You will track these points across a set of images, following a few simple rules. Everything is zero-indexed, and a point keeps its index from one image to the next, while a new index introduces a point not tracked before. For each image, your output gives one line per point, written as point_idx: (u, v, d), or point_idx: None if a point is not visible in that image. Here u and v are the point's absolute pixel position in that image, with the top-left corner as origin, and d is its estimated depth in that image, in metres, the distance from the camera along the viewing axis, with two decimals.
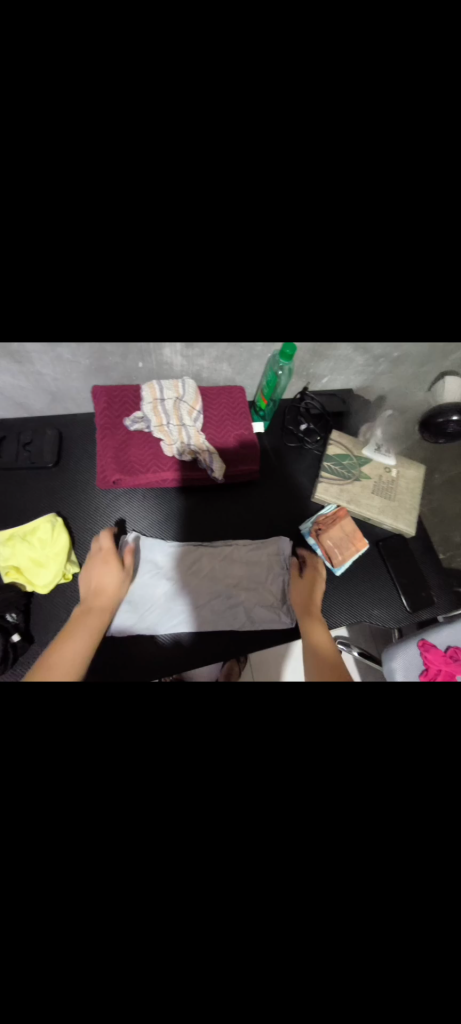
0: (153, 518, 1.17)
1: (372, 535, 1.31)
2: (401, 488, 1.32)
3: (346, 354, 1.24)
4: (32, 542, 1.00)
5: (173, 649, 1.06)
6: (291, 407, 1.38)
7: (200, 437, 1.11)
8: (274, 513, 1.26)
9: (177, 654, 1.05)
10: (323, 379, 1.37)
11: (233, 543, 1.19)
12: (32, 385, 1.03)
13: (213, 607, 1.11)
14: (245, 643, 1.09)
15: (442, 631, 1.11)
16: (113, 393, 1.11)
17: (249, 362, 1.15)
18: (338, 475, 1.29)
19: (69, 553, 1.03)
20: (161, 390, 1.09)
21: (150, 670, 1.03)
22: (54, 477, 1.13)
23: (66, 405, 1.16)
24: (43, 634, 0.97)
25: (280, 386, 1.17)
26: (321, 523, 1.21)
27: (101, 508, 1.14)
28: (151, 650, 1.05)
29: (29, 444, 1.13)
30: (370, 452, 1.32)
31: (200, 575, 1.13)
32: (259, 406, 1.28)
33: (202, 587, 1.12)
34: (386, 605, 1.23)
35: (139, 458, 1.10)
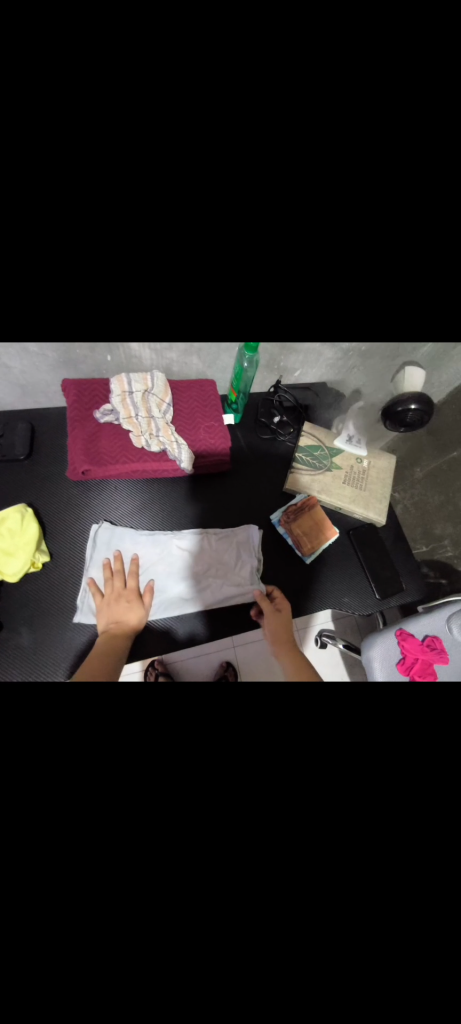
0: (125, 510, 1.19)
1: (343, 525, 1.33)
2: (372, 478, 1.34)
3: (315, 346, 1.26)
4: (1, 532, 1.02)
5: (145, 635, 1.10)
6: (264, 400, 1.40)
7: (170, 430, 1.13)
8: (246, 504, 1.29)
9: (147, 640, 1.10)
10: (295, 371, 1.39)
11: (202, 530, 1.21)
12: (1, 379, 1.05)
13: (183, 593, 1.14)
14: (213, 624, 1.16)
15: (420, 622, 1.11)
16: (82, 386, 1.13)
17: (218, 355, 1.17)
18: (310, 466, 1.31)
19: (38, 543, 1.05)
20: (130, 382, 1.11)
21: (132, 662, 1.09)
22: (26, 470, 1.15)
23: (37, 399, 1.18)
24: (12, 622, 0.99)
25: (247, 378, 1.19)
26: (290, 513, 1.23)
27: (73, 500, 1.16)
28: None
29: (0, 437, 1.15)
30: (341, 443, 1.34)
31: (170, 564, 1.15)
32: (231, 400, 1.31)
33: (173, 576, 1.15)
34: (358, 593, 1.26)
35: (109, 450, 1.11)
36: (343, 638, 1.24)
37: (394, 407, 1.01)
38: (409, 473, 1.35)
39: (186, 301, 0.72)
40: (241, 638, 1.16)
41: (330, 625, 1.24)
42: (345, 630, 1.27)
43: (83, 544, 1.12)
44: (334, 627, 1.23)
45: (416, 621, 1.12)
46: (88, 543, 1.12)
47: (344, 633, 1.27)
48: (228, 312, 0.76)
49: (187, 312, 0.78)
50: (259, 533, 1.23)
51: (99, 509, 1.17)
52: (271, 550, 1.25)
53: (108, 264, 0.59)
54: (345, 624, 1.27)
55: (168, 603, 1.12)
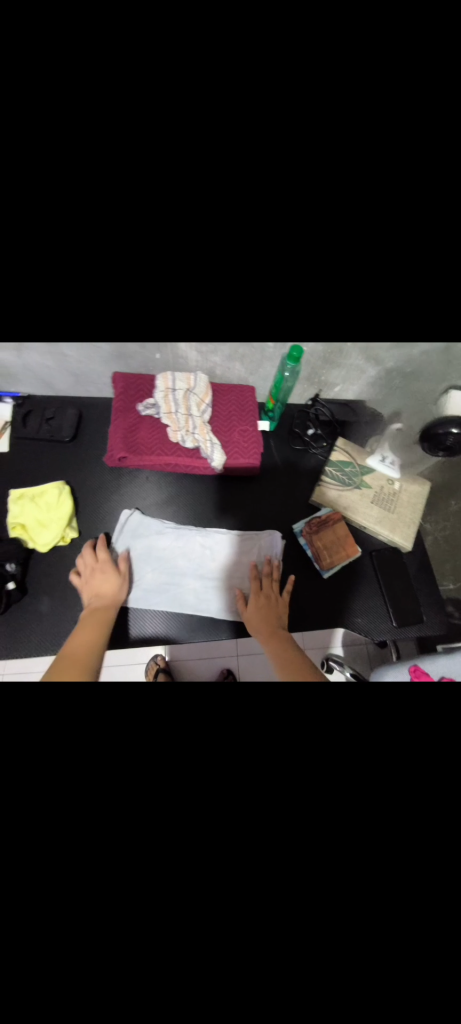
0: (152, 499, 1.24)
1: (366, 544, 1.29)
2: (402, 501, 1.30)
3: (358, 363, 1.27)
4: (39, 504, 1.10)
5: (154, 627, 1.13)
6: (300, 412, 1.42)
7: (205, 429, 1.18)
8: (269, 510, 1.29)
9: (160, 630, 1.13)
10: (335, 386, 1.40)
11: (224, 530, 1.23)
12: (60, 365, 1.15)
13: (197, 593, 1.16)
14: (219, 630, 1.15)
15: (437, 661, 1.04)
16: (130, 380, 1.20)
17: (260, 363, 1.21)
18: (338, 481, 1.30)
19: (70, 519, 1.12)
20: (174, 381, 1.17)
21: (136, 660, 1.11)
22: (68, 451, 1.24)
23: (88, 388, 1.27)
24: (35, 588, 1.05)
25: (287, 388, 1.22)
26: (312, 525, 1.22)
27: (106, 484, 1.22)
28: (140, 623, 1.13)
29: (51, 418, 1.25)
30: (374, 462, 1.32)
31: (189, 558, 1.19)
32: (268, 407, 1.34)
33: (191, 571, 1.17)
34: (374, 619, 1.21)
35: (146, 440, 1.17)
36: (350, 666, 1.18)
37: (433, 428, 0.99)
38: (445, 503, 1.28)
39: (234, 297, 0.77)
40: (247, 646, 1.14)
41: (338, 651, 1.18)
42: (354, 659, 1.20)
43: (109, 527, 1.17)
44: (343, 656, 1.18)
45: (433, 658, 1.05)
46: (114, 528, 1.18)
47: (352, 661, 1.19)
48: None
49: (233, 311, 0.83)
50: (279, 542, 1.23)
51: (128, 496, 1.22)
52: (288, 561, 1.23)
53: (166, 266, 0.67)
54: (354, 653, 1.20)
55: (180, 599, 1.15)
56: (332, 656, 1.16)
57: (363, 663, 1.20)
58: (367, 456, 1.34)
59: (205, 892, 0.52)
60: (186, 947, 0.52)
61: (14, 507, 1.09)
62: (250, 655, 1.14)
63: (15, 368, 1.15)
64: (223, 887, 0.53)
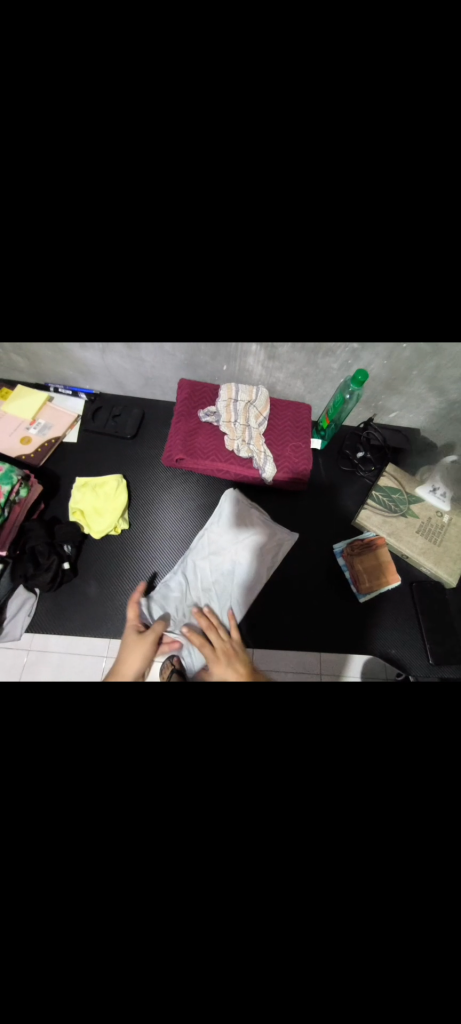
0: (199, 501, 1.28)
1: (406, 574, 1.27)
2: (450, 535, 1.26)
3: (419, 392, 1.27)
4: (98, 492, 1.18)
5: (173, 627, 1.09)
6: (352, 434, 1.43)
7: (260, 441, 1.22)
8: (310, 527, 1.30)
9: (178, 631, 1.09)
10: (390, 413, 1.40)
11: (256, 519, 1.20)
12: (134, 368, 1.24)
13: (220, 583, 1.14)
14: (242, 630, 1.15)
15: None
16: (195, 387, 1.27)
17: (321, 383, 1.25)
18: (384, 506, 1.29)
19: (124, 510, 1.19)
20: (237, 392, 1.23)
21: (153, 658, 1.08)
22: (128, 447, 1.32)
23: (154, 391, 1.36)
24: (84, 571, 1.12)
25: (345, 409, 1.24)
26: (354, 547, 1.21)
27: (159, 481, 1.29)
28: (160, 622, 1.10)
29: (117, 415, 1.35)
30: (424, 491, 1.30)
31: (207, 555, 1.16)
32: (321, 426, 1.36)
33: (218, 562, 1.14)
34: (405, 651, 1.18)
35: (202, 445, 1.23)
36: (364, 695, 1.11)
37: None
38: None
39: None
40: (262, 653, 1.14)
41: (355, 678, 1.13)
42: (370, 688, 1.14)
43: (157, 522, 1.23)
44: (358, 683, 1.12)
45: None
46: (162, 524, 1.24)
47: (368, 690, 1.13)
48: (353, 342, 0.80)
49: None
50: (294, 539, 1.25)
51: (178, 495, 1.28)
52: (323, 579, 1.24)
53: None
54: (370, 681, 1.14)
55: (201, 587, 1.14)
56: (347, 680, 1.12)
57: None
58: (417, 485, 1.32)
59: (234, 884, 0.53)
60: None
61: (76, 493, 1.18)
62: (265, 656, 1.14)
63: (95, 367, 1.25)
64: None
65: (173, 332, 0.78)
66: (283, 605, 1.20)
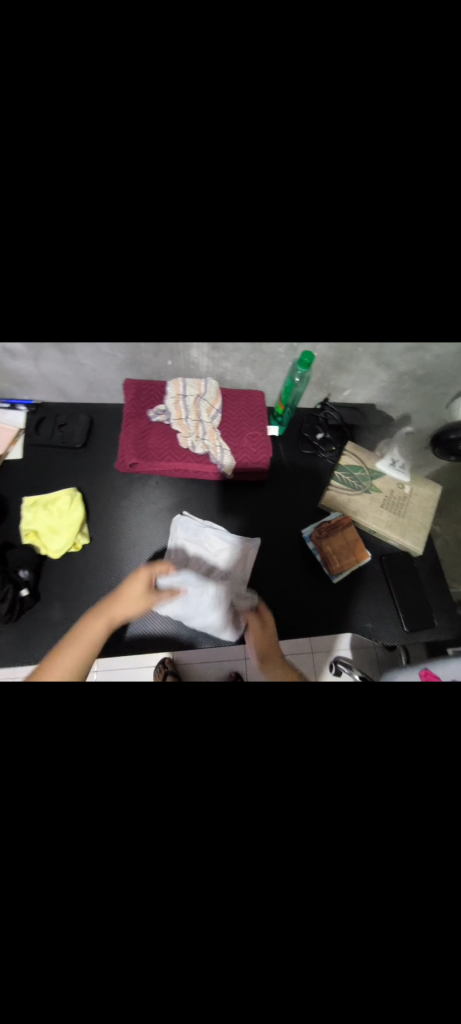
0: (161, 505, 1.24)
1: (376, 549, 1.29)
2: (412, 506, 1.29)
3: (368, 368, 1.26)
4: (51, 510, 1.12)
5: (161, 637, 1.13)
6: (309, 417, 1.42)
7: (215, 435, 1.19)
8: (278, 516, 1.29)
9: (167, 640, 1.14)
10: (344, 391, 1.40)
11: (211, 527, 1.24)
12: (73, 373, 1.16)
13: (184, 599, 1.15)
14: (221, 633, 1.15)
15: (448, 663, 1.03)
16: (141, 386, 1.21)
17: (271, 368, 1.21)
18: (348, 485, 1.30)
19: (82, 525, 1.13)
20: (185, 387, 1.18)
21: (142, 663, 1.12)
22: (79, 457, 1.25)
23: (99, 394, 1.29)
24: (47, 594, 1.06)
25: (297, 393, 1.22)
26: (322, 531, 1.21)
27: (116, 490, 1.23)
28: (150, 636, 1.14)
29: (63, 425, 1.27)
30: (384, 467, 1.31)
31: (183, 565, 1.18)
32: (277, 412, 1.34)
33: (181, 577, 1.16)
34: (383, 624, 1.20)
35: (156, 447, 1.18)
36: (359, 670, 1.16)
37: (446, 434, 0.98)
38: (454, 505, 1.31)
39: (250, 307, 0.78)
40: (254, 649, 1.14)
41: (347, 654, 1.18)
42: (363, 661, 1.18)
43: (120, 532, 1.18)
44: (351, 657, 1.17)
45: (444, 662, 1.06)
46: (125, 534, 1.18)
47: (361, 664, 1.18)
48: (283, 314, 0.78)
49: (248, 315, 0.83)
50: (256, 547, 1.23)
51: (139, 502, 1.23)
52: (296, 566, 1.24)
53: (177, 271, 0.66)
54: (362, 654, 1.19)
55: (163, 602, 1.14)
56: (340, 657, 1.15)
57: (371, 666, 1.19)
58: (377, 460, 1.33)
59: (215, 895, 0.51)
60: (202, 967, 0.51)
61: (27, 513, 1.11)
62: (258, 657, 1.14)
63: (30, 376, 1.16)
64: (239, 906, 0.52)
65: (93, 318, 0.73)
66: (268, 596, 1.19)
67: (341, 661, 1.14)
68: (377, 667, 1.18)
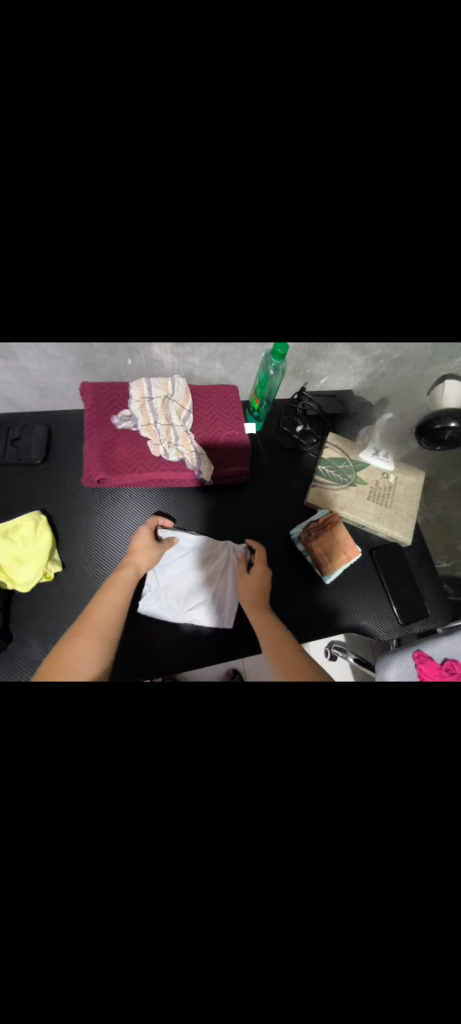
0: (138, 519, 1.14)
1: (365, 542, 1.26)
2: (398, 495, 1.26)
3: (344, 354, 1.19)
4: (14, 539, 1.00)
5: (155, 635, 1.06)
6: (287, 409, 1.34)
7: (189, 439, 1.09)
8: (264, 518, 1.23)
9: (166, 639, 1.06)
10: (321, 378, 1.32)
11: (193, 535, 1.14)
12: (20, 380, 1.03)
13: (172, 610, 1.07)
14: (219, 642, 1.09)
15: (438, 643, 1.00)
16: (101, 390, 1.09)
17: (242, 360, 1.12)
18: (333, 480, 1.25)
19: (52, 552, 1.03)
20: (150, 388, 1.07)
21: (141, 666, 1.03)
22: (40, 474, 1.12)
23: (55, 401, 1.15)
24: (21, 632, 0.97)
25: (272, 386, 1.13)
26: (311, 530, 1.17)
27: (86, 507, 1.12)
28: (144, 634, 1.06)
29: (17, 439, 1.13)
30: (367, 457, 1.27)
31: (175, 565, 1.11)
32: (253, 407, 1.25)
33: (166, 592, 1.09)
34: (377, 615, 1.19)
35: (125, 457, 1.08)
36: (353, 653, 1.14)
37: (430, 425, 0.94)
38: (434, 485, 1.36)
39: (214, 299, 0.68)
40: (252, 654, 1.08)
41: (340, 639, 1.16)
42: (357, 644, 1.17)
43: (96, 553, 1.08)
44: (345, 641, 1.15)
45: (436, 640, 1.04)
46: (101, 554, 1.09)
47: (355, 647, 1.16)
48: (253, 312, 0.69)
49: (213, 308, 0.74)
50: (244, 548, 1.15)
51: (113, 517, 1.13)
52: (286, 567, 1.19)
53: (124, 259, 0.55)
54: (355, 637, 1.17)
55: (150, 614, 1.07)
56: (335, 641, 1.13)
57: (365, 649, 1.17)
58: (360, 451, 1.28)
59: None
60: None
61: None
62: (256, 658, 1.08)
63: None
64: None
65: (35, 324, 0.62)
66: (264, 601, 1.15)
67: (336, 645, 1.12)
68: (371, 651, 1.17)
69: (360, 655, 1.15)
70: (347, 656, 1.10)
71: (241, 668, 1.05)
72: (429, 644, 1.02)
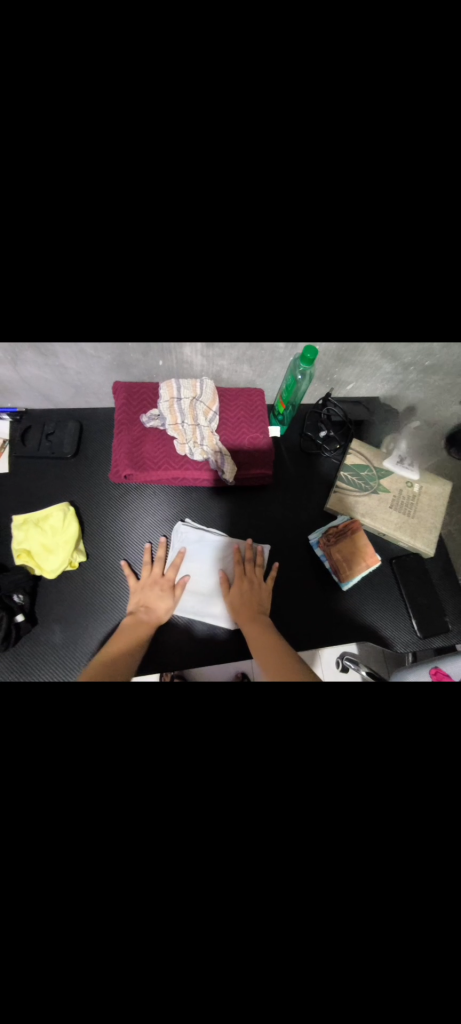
0: (160, 515, 1.17)
1: (386, 551, 1.24)
2: (423, 505, 1.23)
3: (373, 360, 1.19)
4: (44, 528, 1.05)
5: (169, 638, 1.06)
6: (312, 413, 1.34)
7: (214, 439, 1.11)
8: (283, 521, 1.24)
9: (181, 640, 1.06)
10: (347, 384, 1.32)
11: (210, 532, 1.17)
12: (57, 377, 1.08)
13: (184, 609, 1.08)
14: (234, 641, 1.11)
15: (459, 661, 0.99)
16: (132, 389, 1.13)
17: (270, 364, 1.14)
18: (355, 486, 1.24)
19: (78, 542, 1.07)
20: (179, 388, 1.10)
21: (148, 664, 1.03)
22: (70, 468, 1.17)
23: (87, 399, 1.20)
24: (45, 617, 1.01)
25: (298, 390, 1.14)
26: (330, 535, 1.16)
27: (112, 501, 1.16)
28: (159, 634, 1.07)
29: (51, 433, 1.19)
30: (392, 464, 1.25)
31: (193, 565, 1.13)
32: (278, 411, 1.27)
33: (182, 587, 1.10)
34: (395, 626, 1.17)
35: (151, 454, 1.11)
36: (366, 665, 1.11)
37: None
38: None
39: (249, 301, 0.71)
40: None
41: (353, 650, 1.13)
42: (370, 657, 1.13)
43: (118, 546, 1.12)
44: (358, 653, 1.12)
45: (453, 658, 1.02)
46: (124, 547, 1.12)
47: (368, 660, 1.13)
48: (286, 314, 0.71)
49: (248, 312, 0.76)
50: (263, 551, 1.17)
51: (136, 512, 1.16)
52: (302, 571, 1.19)
53: None
54: (369, 647, 1.14)
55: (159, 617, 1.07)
56: (347, 653, 1.11)
57: (379, 662, 1.13)
58: (384, 458, 1.26)
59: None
60: None
61: (18, 532, 1.04)
62: None
63: (11, 381, 1.08)
64: None
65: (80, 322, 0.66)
66: (280, 604, 1.15)
67: (348, 657, 1.11)
68: (385, 666, 1.13)
69: (374, 668, 1.11)
70: (359, 670, 1.07)
71: (249, 669, 1.03)
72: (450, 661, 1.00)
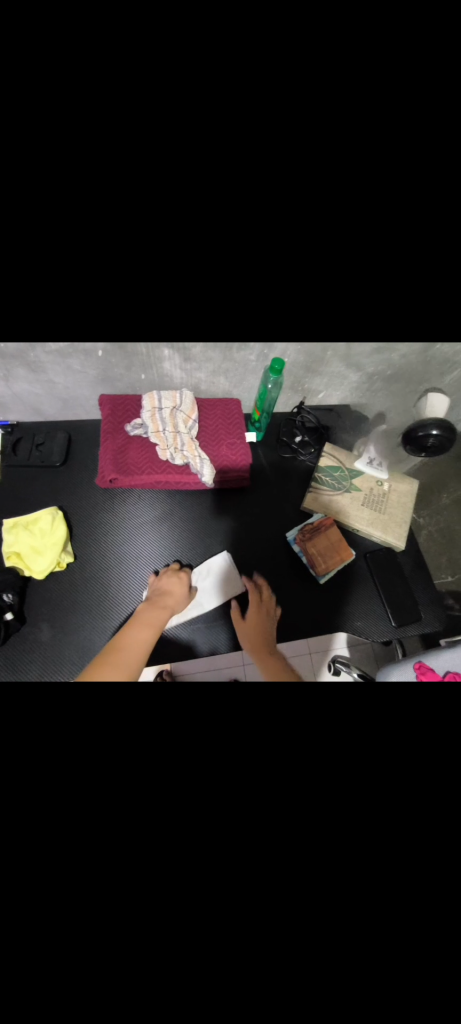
0: (146, 518, 1.24)
1: (360, 547, 1.31)
2: (392, 503, 1.32)
3: (339, 370, 1.29)
4: (33, 530, 1.11)
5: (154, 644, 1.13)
6: (287, 421, 1.44)
7: (193, 445, 1.20)
8: (262, 521, 1.31)
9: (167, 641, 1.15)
10: (319, 394, 1.42)
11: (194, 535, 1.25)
12: (47, 391, 1.17)
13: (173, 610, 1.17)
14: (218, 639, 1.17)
15: (442, 655, 1.04)
16: (117, 401, 1.22)
17: (245, 375, 1.23)
18: (327, 487, 1.32)
19: (65, 543, 1.12)
20: (160, 399, 1.19)
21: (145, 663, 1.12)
22: (59, 475, 1.24)
23: (76, 412, 1.29)
24: (33, 617, 1.05)
25: (271, 400, 1.24)
26: (306, 532, 1.23)
27: (99, 505, 1.23)
28: None
29: (41, 444, 1.27)
30: (362, 465, 1.34)
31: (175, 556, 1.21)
32: (253, 419, 1.36)
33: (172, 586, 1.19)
34: (372, 620, 1.23)
35: (135, 460, 1.19)
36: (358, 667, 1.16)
37: (415, 431, 1.01)
38: (437, 496, 1.35)
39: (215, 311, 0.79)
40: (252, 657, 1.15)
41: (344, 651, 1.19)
42: (361, 659, 1.20)
43: (105, 548, 1.18)
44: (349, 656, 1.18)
45: (437, 654, 1.06)
46: (111, 549, 1.18)
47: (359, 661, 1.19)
48: None
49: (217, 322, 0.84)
50: (244, 554, 1.26)
51: (121, 516, 1.23)
52: (282, 571, 1.25)
53: None
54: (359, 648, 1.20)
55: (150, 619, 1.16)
56: (338, 656, 1.17)
57: (369, 663, 1.20)
58: (355, 459, 1.35)
59: None
60: None
61: (8, 535, 1.10)
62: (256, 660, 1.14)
63: (3, 397, 1.16)
64: None
65: None
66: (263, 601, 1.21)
67: (339, 660, 1.16)
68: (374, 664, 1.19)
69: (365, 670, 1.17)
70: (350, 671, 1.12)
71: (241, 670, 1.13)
72: (433, 655, 1.05)
